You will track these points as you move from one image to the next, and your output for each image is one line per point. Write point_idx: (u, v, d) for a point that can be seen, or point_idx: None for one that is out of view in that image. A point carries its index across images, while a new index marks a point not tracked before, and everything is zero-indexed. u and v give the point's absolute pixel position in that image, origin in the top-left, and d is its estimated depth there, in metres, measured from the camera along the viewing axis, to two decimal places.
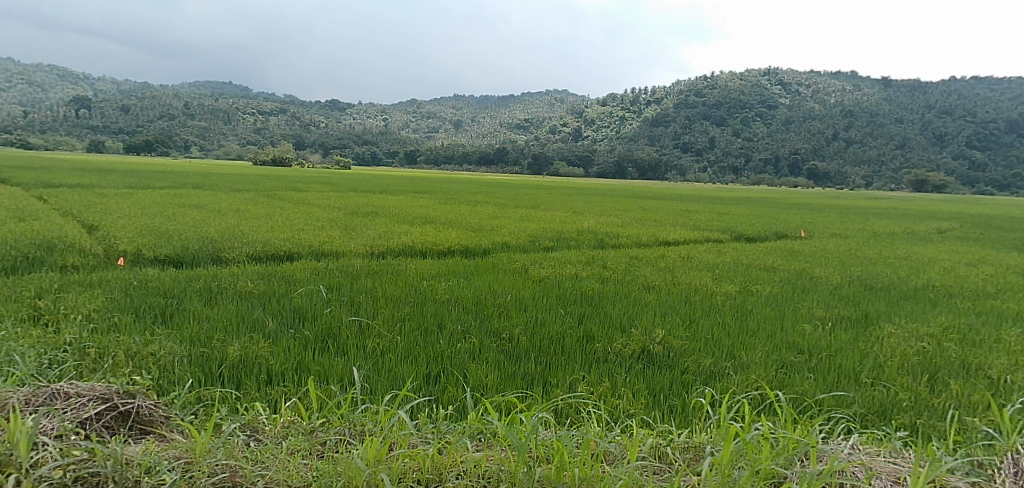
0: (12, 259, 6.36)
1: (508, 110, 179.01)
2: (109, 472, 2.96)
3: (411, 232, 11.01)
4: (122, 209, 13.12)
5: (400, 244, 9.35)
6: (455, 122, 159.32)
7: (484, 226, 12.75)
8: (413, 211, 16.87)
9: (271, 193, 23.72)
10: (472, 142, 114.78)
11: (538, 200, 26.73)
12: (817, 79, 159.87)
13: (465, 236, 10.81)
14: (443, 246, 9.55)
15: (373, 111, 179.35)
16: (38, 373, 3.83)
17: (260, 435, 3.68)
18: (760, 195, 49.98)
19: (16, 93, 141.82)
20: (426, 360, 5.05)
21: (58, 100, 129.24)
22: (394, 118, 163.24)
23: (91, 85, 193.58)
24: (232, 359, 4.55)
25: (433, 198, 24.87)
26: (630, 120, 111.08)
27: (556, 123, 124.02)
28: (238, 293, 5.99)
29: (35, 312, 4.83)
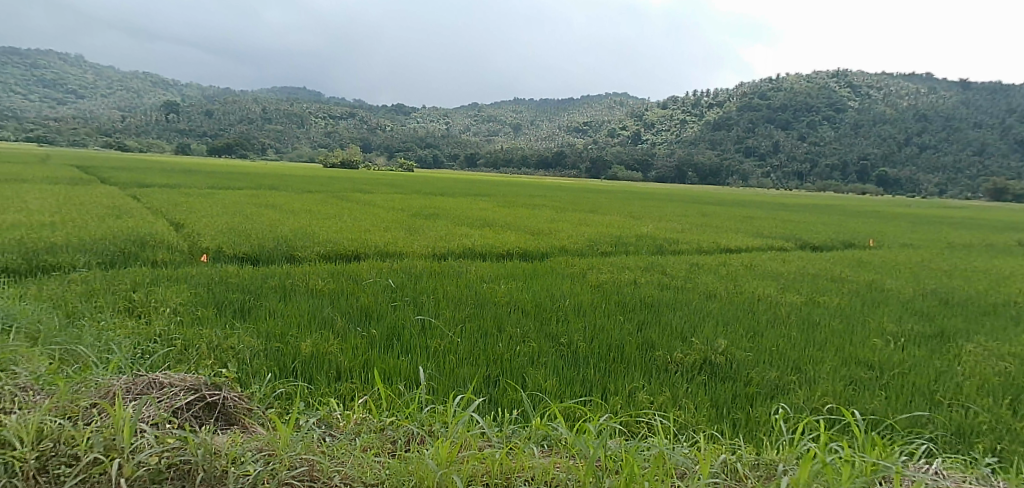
0: (111, 254, 6.81)
1: (564, 113, 178.99)
2: (200, 461, 3.15)
3: (471, 234, 11.16)
4: (206, 209, 13.80)
5: (461, 245, 9.49)
6: (511, 124, 160.22)
7: (543, 230, 12.76)
8: (476, 213, 17.11)
9: (340, 194, 24.52)
10: (530, 145, 115.10)
11: (597, 204, 26.57)
12: (893, 79, 151.98)
13: (525, 239, 10.87)
14: (503, 248, 9.63)
15: (434, 114, 182.65)
16: (134, 362, 4.09)
17: (335, 430, 3.84)
18: (829, 201, 48.36)
19: (117, 98, 152.88)
20: (487, 363, 5.12)
21: (149, 105, 138.07)
22: (454, 122, 165.98)
23: (176, 91, 205.56)
24: (305, 355, 4.73)
25: (493, 201, 25.02)
26: (690, 124, 109.15)
27: (613, 126, 123.00)
28: (309, 291, 6.21)
29: (131, 304, 5.13)
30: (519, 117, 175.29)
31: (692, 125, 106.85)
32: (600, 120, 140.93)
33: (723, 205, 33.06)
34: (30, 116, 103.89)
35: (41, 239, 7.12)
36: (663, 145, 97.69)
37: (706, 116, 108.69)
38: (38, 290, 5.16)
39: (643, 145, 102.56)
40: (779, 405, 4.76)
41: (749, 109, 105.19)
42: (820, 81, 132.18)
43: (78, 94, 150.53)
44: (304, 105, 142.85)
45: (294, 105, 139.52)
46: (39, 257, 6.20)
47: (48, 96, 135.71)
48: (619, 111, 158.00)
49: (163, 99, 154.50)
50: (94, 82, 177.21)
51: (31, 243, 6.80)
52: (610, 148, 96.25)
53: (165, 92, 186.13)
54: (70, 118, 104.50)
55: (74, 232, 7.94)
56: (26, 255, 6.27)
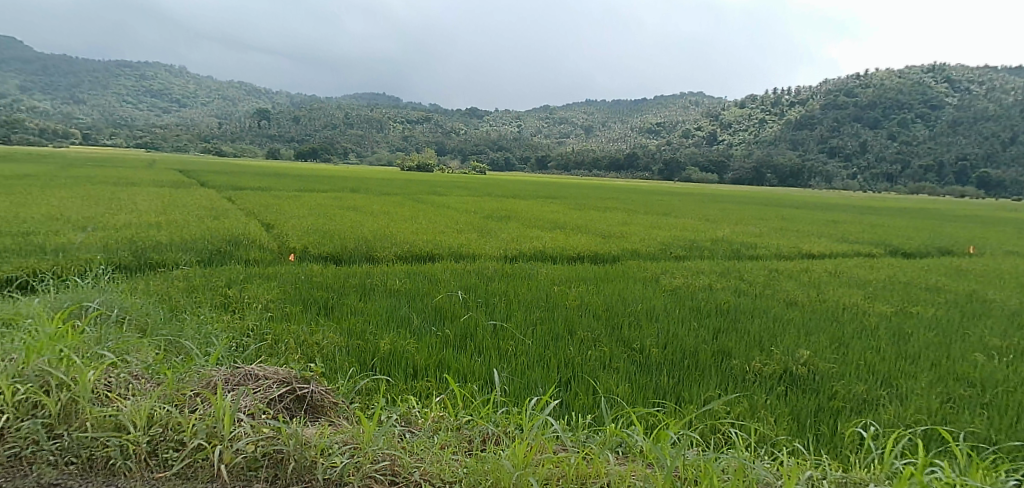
0: (209, 252, 7.28)
1: (635, 113, 175.68)
2: (292, 451, 3.31)
3: (542, 236, 11.17)
4: (293, 210, 14.50)
5: (533, 248, 9.53)
6: (581, 124, 158.93)
7: (615, 233, 12.61)
8: (547, 216, 17.10)
9: (416, 196, 25.17)
10: (600, 146, 113.65)
11: (672, 207, 25.99)
12: (1003, 72, 139.12)
13: (597, 242, 10.74)
14: (574, 251, 9.59)
15: (506, 117, 184.21)
16: (230, 354, 4.35)
17: (413, 427, 3.93)
18: (926, 205, 45.11)
19: (215, 107, 163.68)
20: (559, 367, 5.09)
21: (243, 112, 147.04)
22: (528, 124, 166.89)
23: (264, 98, 217.63)
24: (383, 352, 4.88)
25: (563, 203, 24.90)
26: (768, 123, 104.53)
27: (686, 127, 119.62)
28: (387, 290, 6.40)
29: (226, 299, 5.46)
30: (589, 118, 173.69)
31: (770, 124, 102.31)
32: (673, 120, 137.36)
33: (806, 209, 31.45)
34: (140, 125, 112.96)
35: (150, 238, 7.69)
36: (739, 146, 94.18)
37: (787, 115, 103.90)
38: (147, 285, 5.57)
39: (717, 145, 99.19)
40: (867, 420, 4.49)
41: (832, 107, 99.57)
42: (914, 76, 123.36)
43: (181, 103, 162.49)
44: (380, 110, 147.59)
45: (371, 110, 144.25)
46: (147, 255, 6.68)
47: (155, 105, 147.41)
48: (692, 111, 153.42)
49: (254, 107, 163.83)
50: (194, 90, 190.59)
51: (140, 242, 7.37)
52: (684, 149, 93.56)
53: (256, 100, 197.61)
54: (175, 126, 112.97)
55: (178, 232, 8.53)
56: (136, 252, 6.79)
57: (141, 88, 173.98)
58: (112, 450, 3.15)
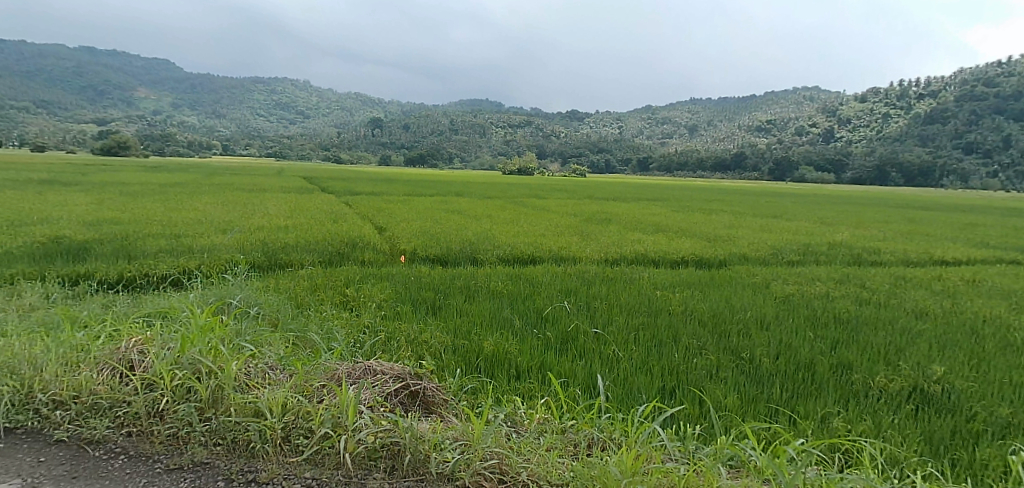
0: (330, 253, 7.80)
1: (742, 109, 166.78)
2: (408, 444, 3.47)
3: (644, 239, 10.97)
4: (404, 214, 15.16)
5: (634, 251, 9.37)
6: (683, 121, 153.26)
7: (721, 236, 12.13)
8: (649, 218, 16.74)
9: (518, 199, 25.49)
10: (704, 145, 109.08)
11: (788, 210, 24.42)
12: None
13: (701, 246, 10.38)
14: (678, 254, 9.33)
15: (606, 118, 181.76)
16: (351, 349, 4.64)
17: (520, 428, 3.98)
18: None
19: (329, 116, 174.62)
20: (662, 375, 4.94)
21: (355, 120, 155.72)
22: (630, 124, 163.73)
23: (373, 106, 229.27)
24: (488, 353, 4.97)
25: (667, 206, 24.16)
26: (893, 116, 95.46)
27: (798, 121, 112.01)
28: (490, 292, 6.55)
29: (345, 298, 5.82)
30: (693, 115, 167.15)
31: (895, 118, 93.38)
32: (785, 115, 129.01)
33: (944, 211, 28.31)
34: (268, 134, 122.95)
35: (280, 240, 8.37)
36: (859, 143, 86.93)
37: (916, 109, 94.17)
38: (278, 283, 6.08)
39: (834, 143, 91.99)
40: (1015, 446, 4.02)
41: (971, 98, 89.05)
42: None
43: (303, 113, 175.46)
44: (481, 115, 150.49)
45: (472, 114, 147.71)
46: (277, 256, 7.27)
47: (280, 118, 160.17)
48: (806, 105, 143.01)
49: (364, 115, 173.03)
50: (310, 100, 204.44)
51: (271, 243, 8.03)
52: (797, 147, 87.72)
53: (366, 108, 208.74)
54: (298, 136, 121.79)
55: (302, 234, 9.22)
56: (268, 253, 7.40)
57: (266, 101, 189.43)
58: (253, 434, 3.45)
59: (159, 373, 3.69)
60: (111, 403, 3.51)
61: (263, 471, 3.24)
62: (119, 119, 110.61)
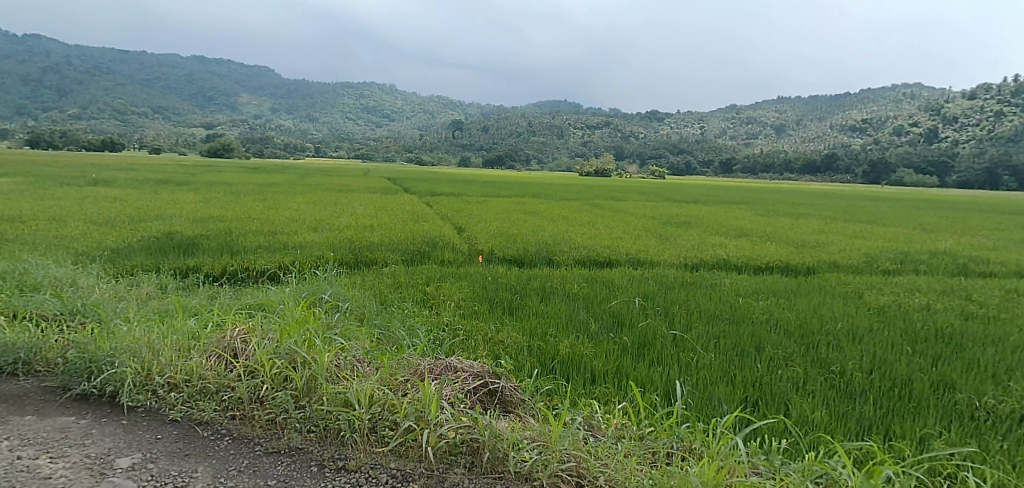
0: (411, 252, 8.05)
1: (834, 105, 156.67)
2: (487, 442, 3.54)
3: (725, 243, 10.61)
4: (482, 214, 15.38)
5: (714, 256, 9.08)
6: (768, 119, 146.16)
7: (809, 242, 11.55)
8: (731, 222, 16.15)
9: (594, 201, 25.24)
10: (789, 145, 103.54)
11: (889, 215, 22.72)
12: None
13: (788, 252, 9.90)
14: (762, 260, 8.95)
15: (687, 117, 176.09)
16: (431, 346, 4.77)
17: (597, 432, 3.94)
18: None
19: (408, 118, 179.29)
20: (744, 385, 4.77)
21: (434, 122, 159.37)
22: (712, 123, 157.99)
23: (449, 106, 233.78)
24: (563, 356, 4.97)
25: (752, 210, 23.11)
26: (1010, 114, 86.53)
27: (896, 120, 104.01)
28: (566, 294, 6.55)
29: (425, 296, 5.99)
30: (780, 112, 158.86)
31: (1011, 116, 84.77)
32: (882, 113, 120.08)
33: None
34: (353, 136, 127.90)
35: (365, 239, 8.73)
36: (966, 142, 79.65)
37: None
38: (364, 280, 6.34)
39: (937, 143, 84.75)
40: None
41: None
42: None
43: (384, 114, 181.40)
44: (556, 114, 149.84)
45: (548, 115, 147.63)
46: (364, 254, 7.59)
47: (363, 120, 166.25)
48: (908, 101, 132.20)
49: (441, 116, 176.44)
50: (390, 103, 211.07)
51: (357, 242, 8.39)
52: (896, 147, 81.50)
53: (443, 108, 213.01)
54: (381, 137, 126.08)
55: (385, 233, 9.56)
56: (355, 250, 7.74)
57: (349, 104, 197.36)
58: (343, 423, 3.62)
59: (259, 361, 3.94)
60: (217, 387, 3.78)
61: (352, 459, 3.40)
62: (223, 123, 118.85)
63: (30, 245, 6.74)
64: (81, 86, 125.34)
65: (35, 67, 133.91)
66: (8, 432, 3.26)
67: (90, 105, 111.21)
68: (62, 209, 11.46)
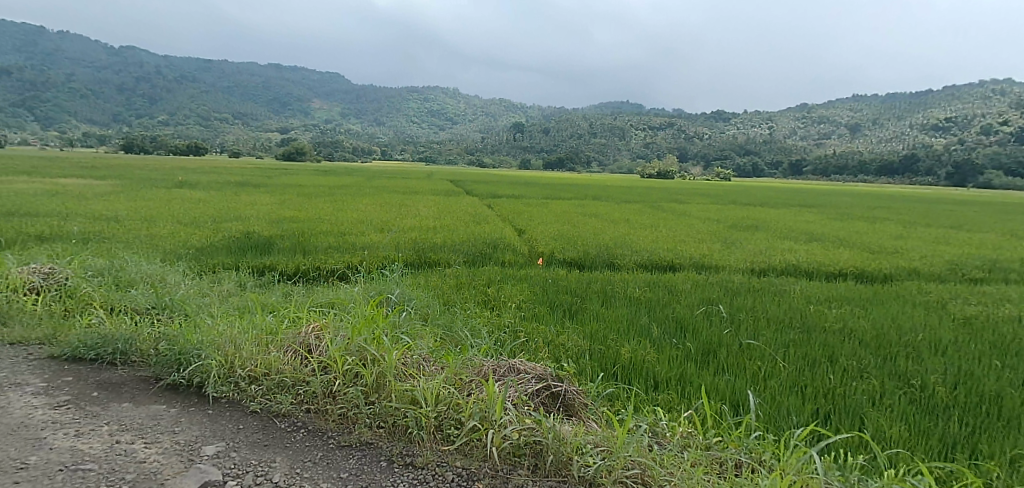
0: (472, 254, 8.16)
1: (916, 101, 147.28)
2: (551, 446, 3.53)
3: (794, 248, 10.23)
4: (543, 216, 15.43)
5: (782, 261, 8.77)
6: (842, 117, 139.17)
7: (886, 248, 10.97)
8: (801, 226, 15.53)
9: (657, 204, 24.80)
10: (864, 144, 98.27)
11: (980, 220, 21.19)
12: None
13: (863, 258, 9.42)
14: (834, 266, 8.57)
15: (754, 115, 170.13)
16: (494, 348, 4.81)
17: (661, 440, 3.86)
18: None
19: (468, 119, 181.17)
20: (815, 396, 4.57)
21: (494, 123, 160.67)
22: (781, 122, 151.93)
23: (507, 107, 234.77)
24: (624, 361, 4.91)
25: (826, 213, 22.07)
26: None
27: (987, 116, 96.70)
28: (628, 298, 6.47)
29: (487, 297, 6.06)
30: (855, 110, 150.67)
31: None
32: (971, 108, 111.96)
33: None
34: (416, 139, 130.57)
35: (429, 240, 8.90)
36: None
37: None
38: (428, 281, 6.47)
39: None
40: None
41: None
42: None
43: (444, 117, 184.31)
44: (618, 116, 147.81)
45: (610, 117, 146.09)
46: (427, 255, 7.75)
47: (424, 122, 169.40)
48: (1001, 97, 122.25)
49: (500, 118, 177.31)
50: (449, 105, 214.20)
51: (420, 243, 8.58)
52: (986, 145, 75.73)
53: (500, 109, 214.21)
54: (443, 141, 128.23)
55: (447, 235, 9.73)
56: (418, 251, 7.93)
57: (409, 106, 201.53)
58: (410, 420, 3.71)
59: (332, 358, 4.09)
60: (293, 381, 3.95)
61: (419, 456, 3.47)
62: (296, 127, 124.07)
63: (124, 244, 7.26)
64: (169, 95, 134.09)
65: (130, 77, 144.53)
66: (108, 416, 3.51)
67: (177, 112, 118.73)
68: (153, 210, 12.32)
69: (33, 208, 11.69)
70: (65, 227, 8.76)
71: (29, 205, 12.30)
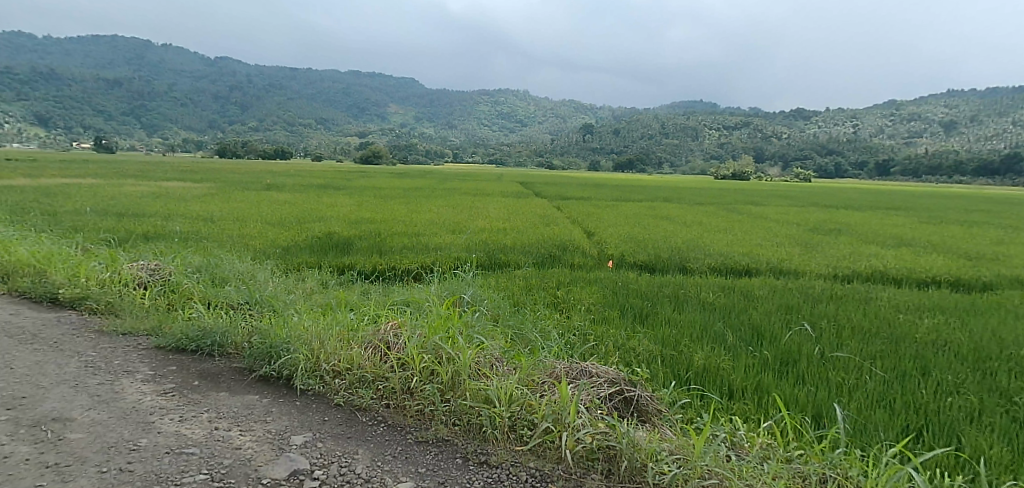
0: (542, 255, 8.20)
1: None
2: (625, 451, 3.49)
3: (882, 254, 9.67)
4: (613, 219, 15.25)
5: (869, 267, 8.31)
6: (938, 113, 129.35)
7: (986, 254, 10.18)
8: (890, 230, 14.62)
9: (733, 206, 24.00)
10: (963, 144, 90.92)
11: None
12: None
13: (958, 265, 8.79)
14: (926, 274, 8.03)
15: (837, 112, 161.22)
16: (565, 350, 4.82)
17: (738, 449, 3.74)
18: None
19: (534, 120, 181.06)
20: (905, 410, 4.31)
21: (561, 124, 159.78)
22: (867, 118, 142.90)
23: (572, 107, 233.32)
24: (698, 367, 4.81)
25: (919, 217, 20.63)
26: None
27: None
28: (701, 303, 6.33)
29: (556, 299, 6.08)
30: (952, 104, 139.55)
31: None
32: None
33: None
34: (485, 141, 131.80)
35: (499, 241, 9.02)
36: None
37: None
38: (498, 281, 6.57)
39: None
40: None
41: None
42: None
43: (510, 117, 185.03)
44: (690, 114, 143.24)
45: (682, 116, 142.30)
46: (497, 256, 7.86)
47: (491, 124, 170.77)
48: None
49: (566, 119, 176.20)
50: (515, 107, 215.19)
51: (491, 244, 8.70)
52: None
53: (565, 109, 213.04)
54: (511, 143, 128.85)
55: (517, 236, 9.84)
56: (489, 252, 8.06)
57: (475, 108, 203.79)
58: (484, 419, 3.77)
59: (410, 355, 4.22)
60: (374, 377, 4.11)
61: (493, 455, 3.53)
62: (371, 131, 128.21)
63: (218, 242, 7.76)
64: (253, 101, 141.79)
65: (220, 86, 154.28)
66: (208, 405, 3.76)
67: (263, 118, 125.46)
68: (244, 211, 13.10)
69: (141, 210, 12.71)
70: (167, 227, 9.46)
71: (138, 206, 13.36)
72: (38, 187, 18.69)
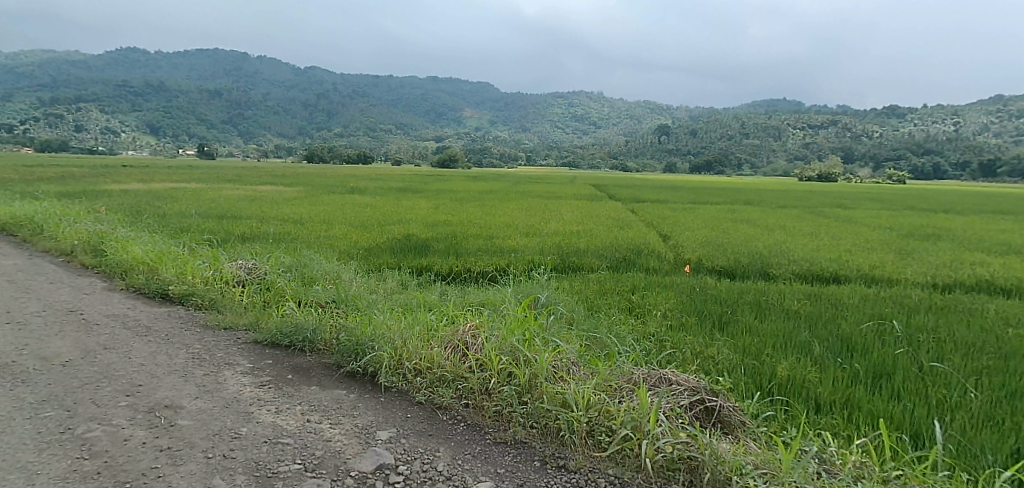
0: (616, 259, 8.12)
1: None
2: (706, 462, 3.39)
3: (989, 262, 8.92)
4: (690, 222, 14.88)
5: (974, 276, 7.70)
6: None
7: None
8: (1002, 236, 13.40)
9: (818, 209, 22.78)
10: None
11: None
12: None
13: None
14: None
15: (935, 107, 149.28)
16: (642, 356, 4.75)
17: (830, 465, 3.55)
18: None
19: (604, 121, 178.52)
20: (1017, 432, 3.97)
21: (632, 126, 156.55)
22: (973, 113, 131.28)
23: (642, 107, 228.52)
24: (781, 377, 4.62)
25: None
26: None
27: None
28: (785, 311, 6.08)
29: (632, 304, 6.02)
30: None
31: None
32: None
33: None
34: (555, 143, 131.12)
35: (573, 244, 9.01)
36: None
37: None
38: (573, 285, 6.56)
39: None
40: None
41: None
42: None
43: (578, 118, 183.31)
44: (770, 113, 136.98)
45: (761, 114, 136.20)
46: (572, 259, 7.86)
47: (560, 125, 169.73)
48: None
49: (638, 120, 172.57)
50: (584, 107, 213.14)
51: (565, 247, 8.70)
52: None
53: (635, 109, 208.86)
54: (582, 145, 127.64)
55: (590, 239, 9.79)
56: (564, 255, 8.06)
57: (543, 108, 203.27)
58: (562, 423, 3.77)
59: (488, 357, 4.29)
60: (453, 376, 4.21)
61: (571, 460, 3.52)
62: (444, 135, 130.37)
63: (306, 243, 8.16)
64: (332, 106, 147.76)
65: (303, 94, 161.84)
66: (300, 398, 3.96)
67: (343, 123, 130.35)
68: (329, 213, 13.72)
69: (239, 212, 13.57)
70: (261, 228, 10.03)
71: (236, 209, 14.27)
72: (148, 190, 20.35)
